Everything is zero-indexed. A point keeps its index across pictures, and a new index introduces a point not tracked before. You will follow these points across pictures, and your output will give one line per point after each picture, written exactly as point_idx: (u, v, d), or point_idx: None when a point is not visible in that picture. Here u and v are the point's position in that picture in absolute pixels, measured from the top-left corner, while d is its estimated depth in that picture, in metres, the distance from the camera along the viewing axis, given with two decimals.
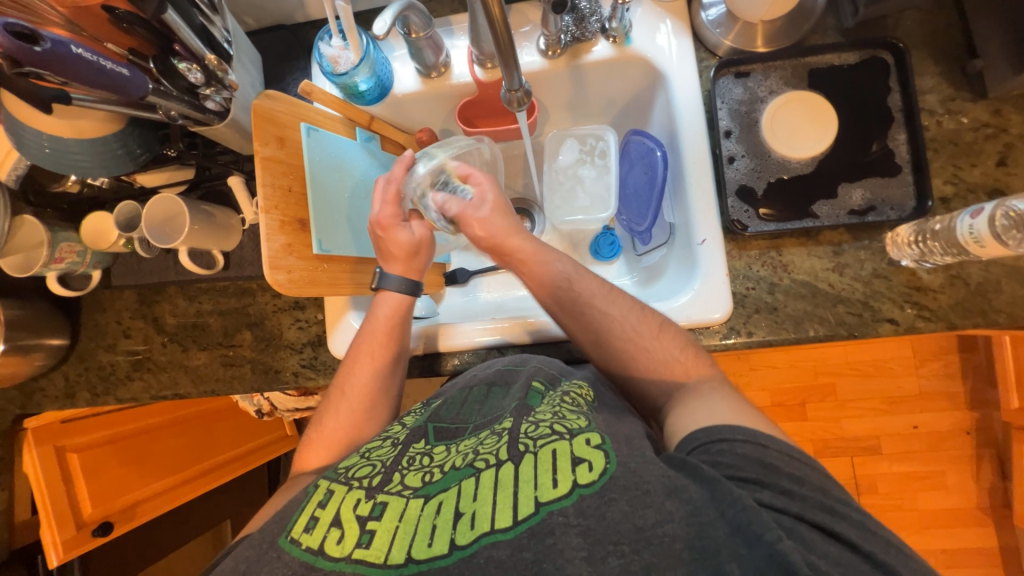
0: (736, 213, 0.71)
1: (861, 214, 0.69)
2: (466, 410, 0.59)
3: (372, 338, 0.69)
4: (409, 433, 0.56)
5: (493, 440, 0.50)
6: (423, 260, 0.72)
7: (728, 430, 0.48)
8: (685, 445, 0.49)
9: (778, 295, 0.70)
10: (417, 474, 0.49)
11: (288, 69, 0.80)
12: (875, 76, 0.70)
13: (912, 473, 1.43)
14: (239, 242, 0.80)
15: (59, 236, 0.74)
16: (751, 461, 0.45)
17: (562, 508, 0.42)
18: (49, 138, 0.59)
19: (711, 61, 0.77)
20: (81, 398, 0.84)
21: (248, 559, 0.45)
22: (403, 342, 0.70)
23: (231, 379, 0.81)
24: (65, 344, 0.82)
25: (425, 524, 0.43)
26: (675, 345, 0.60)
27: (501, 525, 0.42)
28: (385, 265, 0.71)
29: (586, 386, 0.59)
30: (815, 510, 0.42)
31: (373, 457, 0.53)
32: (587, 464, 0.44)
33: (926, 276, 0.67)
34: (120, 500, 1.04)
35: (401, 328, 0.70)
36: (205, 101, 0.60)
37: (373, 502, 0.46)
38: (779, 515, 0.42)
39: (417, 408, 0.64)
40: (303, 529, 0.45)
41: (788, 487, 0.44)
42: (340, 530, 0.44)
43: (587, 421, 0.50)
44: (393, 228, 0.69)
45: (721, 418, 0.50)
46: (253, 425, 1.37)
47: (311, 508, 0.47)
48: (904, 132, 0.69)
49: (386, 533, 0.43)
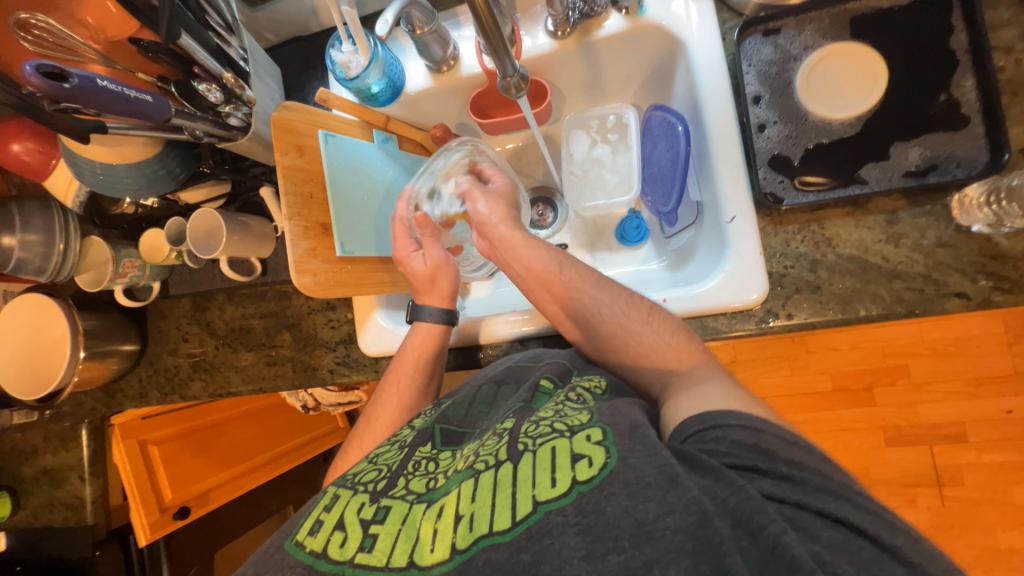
0: (769, 184, 0.65)
1: (920, 175, 0.61)
2: (472, 412, 0.61)
3: (400, 372, 0.71)
4: (416, 435, 0.58)
5: (494, 441, 0.50)
6: (444, 283, 0.76)
7: (723, 415, 0.46)
8: (678, 434, 0.47)
9: (821, 273, 0.64)
10: (422, 480, 0.50)
11: (307, 79, 0.83)
12: (934, 15, 0.61)
13: (1005, 464, 1.27)
14: (274, 248, 0.85)
15: (121, 252, 0.82)
16: (749, 447, 0.42)
17: (561, 507, 0.41)
18: (100, 165, 0.65)
19: (736, 20, 0.71)
20: (152, 397, 0.93)
21: (257, 561, 0.47)
22: (434, 369, 0.72)
23: (275, 377, 0.87)
24: (136, 349, 0.91)
25: (426, 529, 0.44)
26: (662, 333, 0.60)
27: (500, 527, 0.41)
28: (421, 299, 0.76)
29: (597, 378, 0.59)
30: (819, 494, 0.39)
31: (380, 461, 0.55)
32: (586, 459, 0.43)
33: (1004, 241, 0.59)
34: (194, 486, 1.15)
35: (431, 362, 0.72)
36: (227, 118, 0.64)
37: (376, 506, 0.48)
38: (793, 511, 0.39)
39: (428, 410, 0.65)
40: (307, 532, 0.47)
41: (786, 471, 0.41)
42: (343, 533, 0.46)
43: (589, 415, 0.49)
44: (409, 260, 0.77)
45: (721, 403, 0.48)
46: (304, 419, 1.48)
47: (317, 512, 0.49)
48: (972, 77, 0.60)
49: (389, 535, 0.44)
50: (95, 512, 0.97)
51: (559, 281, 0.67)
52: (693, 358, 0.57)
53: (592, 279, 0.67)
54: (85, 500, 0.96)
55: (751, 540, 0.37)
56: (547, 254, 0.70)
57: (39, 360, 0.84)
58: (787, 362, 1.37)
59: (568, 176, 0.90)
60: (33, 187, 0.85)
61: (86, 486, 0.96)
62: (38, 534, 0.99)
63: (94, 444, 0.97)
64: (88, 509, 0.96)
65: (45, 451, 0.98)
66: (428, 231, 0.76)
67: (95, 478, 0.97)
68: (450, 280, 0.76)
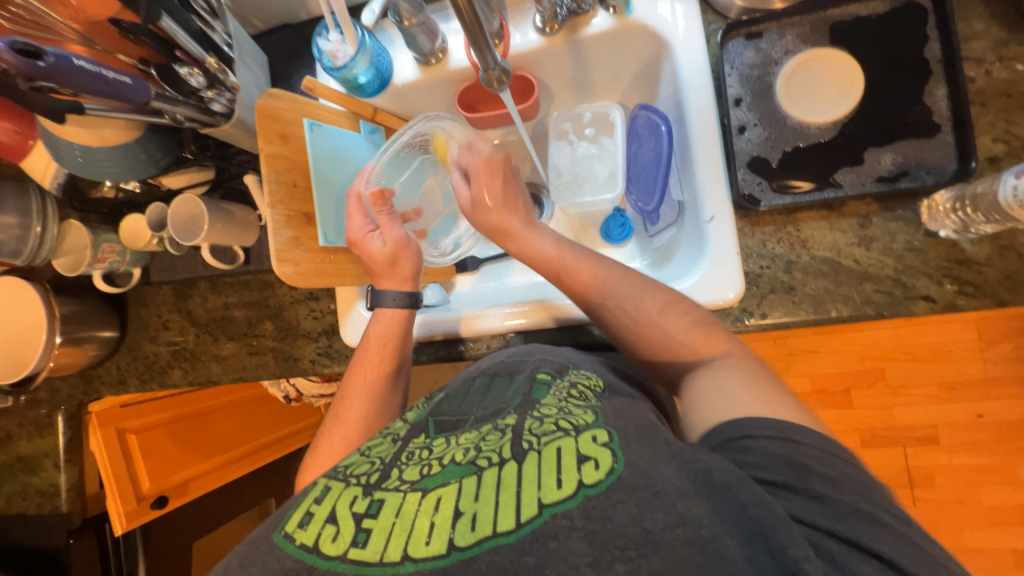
0: (747, 185, 0.66)
1: (892, 180, 0.62)
2: (468, 402, 0.58)
3: (366, 362, 0.71)
4: (409, 428, 0.56)
5: (496, 437, 0.49)
6: (406, 266, 0.74)
7: (754, 424, 0.45)
8: (712, 438, 0.47)
9: (795, 274, 0.65)
10: (416, 469, 0.48)
11: (295, 67, 0.83)
12: (909, 25, 0.63)
13: (974, 466, 1.31)
14: (259, 237, 0.84)
15: (101, 237, 0.81)
16: (779, 460, 0.42)
17: (567, 511, 0.39)
18: (79, 148, 0.65)
19: (719, 23, 0.72)
20: (131, 384, 0.92)
21: (241, 556, 0.45)
22: (398, 358, 0.72)
23: (257, 367, 0.86)
24: (115, 336, 0.90)
25: (423, 522, 0.42)
26: (682, 327, 0.59)
27: (504, 529, 0.40)
28: (379, 283, 0.74)
29: (595, 377, 0.58)
30: (855, 521, 0.38)
31: (373, 454, 0.53)
32: (593, 461, 0.42)
33: (970, 247, 0.61)
34: (173, 477, 1.13)
35: (396, 351, 0.72)
36: (211, 104, 0.63)
37: (369, 498, 0.46)
38: (818, 536, 0.38)
39: (420, 403, 0.63)
40: (297, 524, 0.45)
41: (820, 491, 0.40)
42: (335, 527, 0.44)
43: (595, 415, 0.48)
44: (365, 241, 0.73)
45: (741, 409, 0.47)
46: (287, 411, 1.48)
47: (307, 503, 0.47)
48: (943, 86, 0.61)
49: (383, 530, 0.42)
50: (70, 500, 0.96)
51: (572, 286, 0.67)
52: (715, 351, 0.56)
53: (613, 273, 0.65)
54: (58, 488, 0.95)
55: (770, 557, 0.36)
56: (550, 247, 0.70)
57: (15, 344, 0.83)
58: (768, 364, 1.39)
59: (554, 183, 0.92)
60: (10, 168, 0.83)
61: (60, 473, 0.95)
62: (13, 523, 0.97)
63: (71, 433, 0.97)
64: (62, 496, 0.95)
65: (20, 438, 0.97)
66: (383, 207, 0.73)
67: (71, 465, 0.96)
68: (413, 264, 0.75)
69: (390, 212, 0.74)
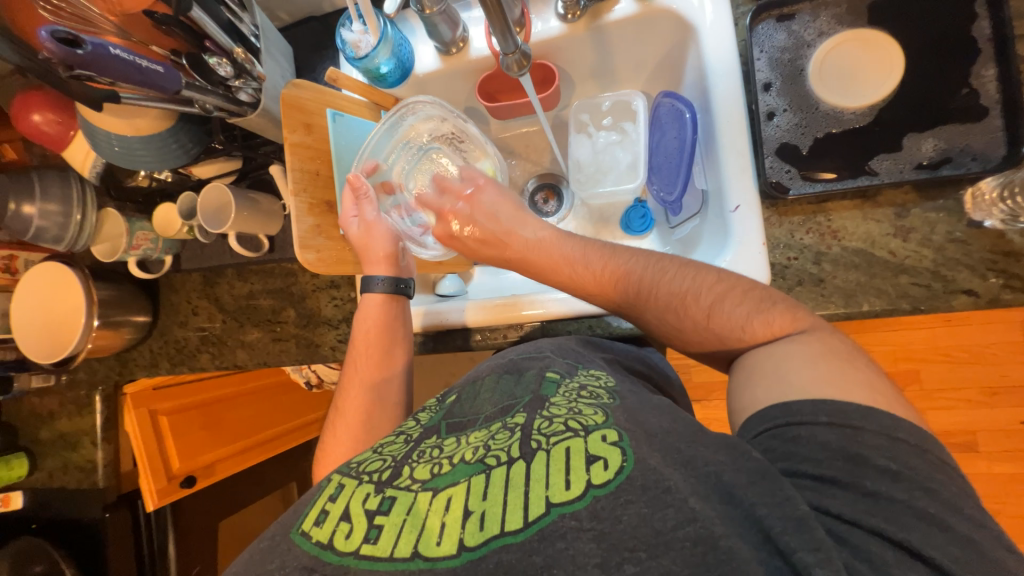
0: (775, 174, 0.64)
1: (933, 168, 0.59)
2: (480, 402, 0.58)
3: (358, 353, 0.72)
4: (422, 430, 0.56)
5: (505, 436, 0.48)
6: (380, 248, 0.72)
7: (811, 409, 0.43)
8: (752, 428, 0.46)
9: (824, 266, 0.63)
10: (426, 467, 0.48)
11: (319, 58, 0.84)
12: (957, 2, 0.59)
13: (1016, 475, 1.25)
14: (283, 226, 0.86)
15: (135, 225, 0.84)
16: (836, 452, 0.41)
17: (574, 512, 0.39)
18: (116, 138, 0.67)
19: (749, 5, 0.69)
20: (163, 367, 0.96)
21: (263, 550, 0.45)
22: (386, 344, 0.73)
23: (279, 352, 0.89)
24: (148, 320, 0.94)
25: (433, 521, 0.42)
26: (738, 320, 0.52)
27: (511, 527, 0.40)
28: (366, 268, 0.74)
29: (603, 376, 0.56)
30: (906, 520, 0.38)
31: (385, 452, 0.53)
32: (603, 461, 0.41)
33: (1017, 239, 0.57)
34: (200, 457, 1.18)
35: (382, 338, 0.72)
36: (238, 93, 0.65)
37: (381, 496, 0.46)
38: (831, 521, 0.39)
39: (432, 403, 0.63)
40: (313, 522, 0.45)
41: (853, 480, 0.40)
42: (349, 524, 0.44)
43: (606, 417, 0.47)
44: (349, 222, 0.73)
45: (796, 391, 0.45)
46: (308, 399, 1.52)
47: (322, 502, 0.47)
48: (993, 67, 0.58)
49: (394, 527, 0.43)
50: (106, 475, 1.01)
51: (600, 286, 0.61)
52: (784, 331, 0.50)
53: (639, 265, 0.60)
54: (96, 464, 1.00)
55: (782, 560, 0.36)
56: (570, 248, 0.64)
57: (57, 326, 0.88)
58: None
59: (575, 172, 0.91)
60: (53, 158, 0.88)
61: (98, 450, 1.01)
62: (55, 497, 1.03)
63: (107, 411, 1.01)
64: (99, 472, 1.00)
65: (62, 416, 1.02)
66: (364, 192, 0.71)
67: (108, 443, 1.01)
68: (386, 245, 0.73)
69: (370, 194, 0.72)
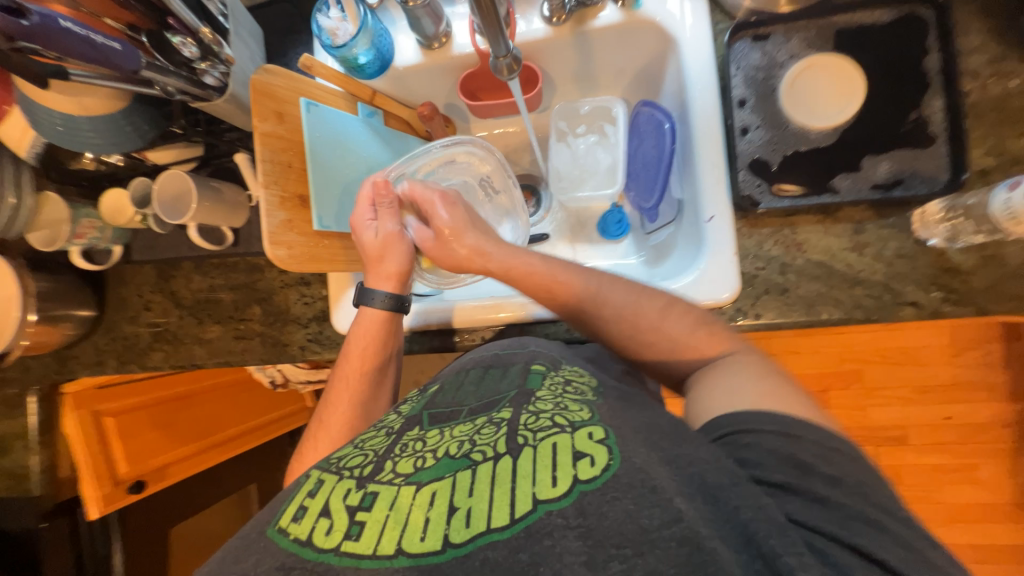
0: (747, 187, 0.67)
1: (886, 188, 0.64)
2: (462, 394, 0.56)
3: (350, 365, 0.69)
4: (403, 422, 0.54)
5: (491, 431, 0.47)
6: (393, 263, 0.72)
7: (756, 419, 0.46)
8: (711, 431, 0.48)
9: (789, 276, 0.66)
10: (410, 460, 0.47)
11: (291, 43, 0.80)
12: (912, 35, 0.64)
13: (940, 466, 1.38)
14: (248, 218, 0.82)
15: (80, 211, 0.77)
16: (785, 460, 0.43)
17: (561, 509, 0.39)
18: (61, 118, 0.61)
19: (727, 23, 0.72)
20: (109, 365, 0.89)
21: (236, 549, 0.44)
22: (380, 358, 0.70)
23: (243, 351, 0.84)
24: (93, 315, 0.87)
25: (416, 516, 0.41)
26: (686, 327, 0.59)
27: (497, 524, 0.39)
28: (369, 281, 0.72)
29: (588, 373, 0.56)
30: (853, 524, 0.39)
31: (366, 446, 0.51)
32: (589, 458, 0.42)
33: (957, 256, 0.62)
34: (152, 461, 1.11)
35: (378, 353, 0.70)
36: (203, 76, 0.61)
37: (363, 491, 0.44)
38: (809, 534, 0.39)
39: (414, 395, 0.62)
40: (291, 518, 0.44)
41: (823, 493, 0.41)
42: (329, 520, 0.42)
43: (592, 413, 0.47)
44: (362, 229, 0.72)
45: (746, 404, 0.49)
46: (269, 397, 1.43)
47: (300, 497, 0.46)
48: (941, 97, 0.63)
49: (376, 523, 0.41)
50: (43, 484, 0.92)
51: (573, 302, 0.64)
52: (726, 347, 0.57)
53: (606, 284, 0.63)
54: (30, 471, 0.91)
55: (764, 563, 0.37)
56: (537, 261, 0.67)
57: None
58: None
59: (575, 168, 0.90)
60: None
61: (31, 455, 0.91)
62: None
63: (43, 415, 0.92)
64: (34, 480, 0.91)
65: None
66: (387, 199, 0.72)
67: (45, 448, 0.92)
68: (399, 261, 0.72)
69: (393, 203, 0.73)
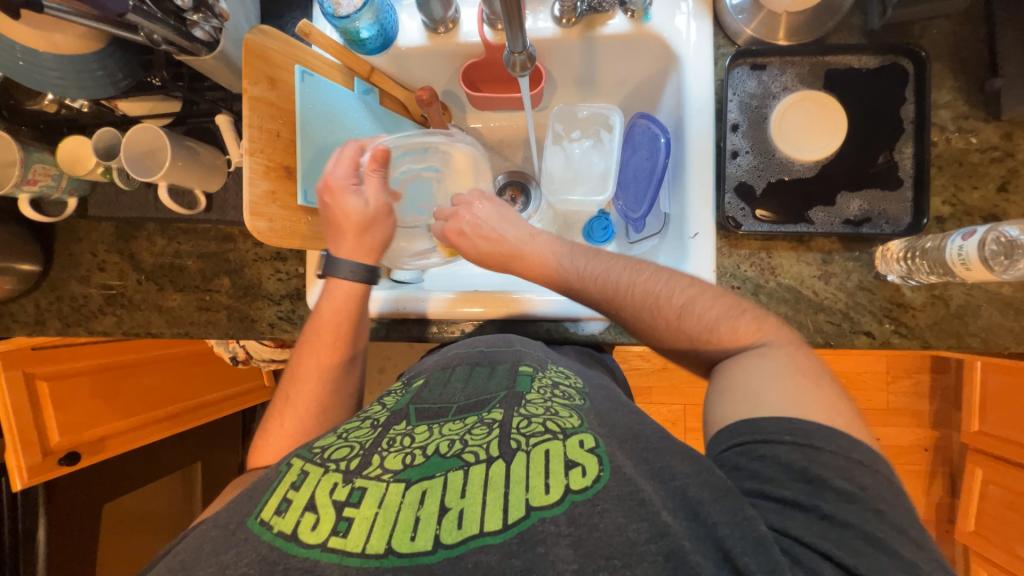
0: (732, 209, 0.70)
1: (856, 224, 0.68)
2: (449, 391, 0.56)
3: (319, 345, 0.68)
4: (389, 415, 0.53)
5: (482, 432, 0.48)
6: (375, 236, 0.72)
7: (776, 430, 0.46)
8: (723, 440, 0.49)
9: (761, 297, 0.70)
10: (398, 456, 0.46)
11: (288, 6, 0.76)
12: (892, 84, 0.69)
13: None
14: (224, 184, 0.77)
15: (33, 156, 0.70)
16: (795, 475, 0.44)
17: (554, 516, 0.40)
18: (21, 49, 0.55)
19: (728, 48, 0.74)
20: (51, 326, 0.82)
21: (213, 539, 0.42)
22: (353, 339, 0.70)
23: (206, 324, 0.80)
24: (36, 271, 0.79)
25: (407, 514, 0.41)
26: (705, 324, 0.57)
27: (491, 528, 0.39)
28: (335, 247, 0.70)
29: (574, 376, 0.58)
30: (855, 545, 0.40)
31: (351, 437, 0.49)
32: (580, 468, 0.43)
33: (909, 293, 0.68)
34: (88, 431, 1.03)
35: (349, 335, 0.69)
36: (192, 28, 0.57)
37: (350, 486, 0.43)
38: (790, 543, 0.41)
39: (397, 387, 0.61)
40: (273, 511, 0.42)
41: (829, 511, 0.42)
42: (314, 515, 0.41)
43: (581, 420, 0.49)
44: (342, 194, 0.68)
45: (767, 409, 0.48)
46: (228, 372, 1.38)
47: (282, 488, 0.44)
48: (911, 146, 0.68)
49: (365, 521, 0.41)
50: None
51: (594, 296, 0.64)
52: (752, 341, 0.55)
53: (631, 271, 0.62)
54: None
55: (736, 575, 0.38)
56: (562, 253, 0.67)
57: None
58: None
59: (569, 169, 0.90)
60: None
61: None
62: None
63: None
64: None
65: None
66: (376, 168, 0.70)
67: None
68: (379, 235, 0.72)
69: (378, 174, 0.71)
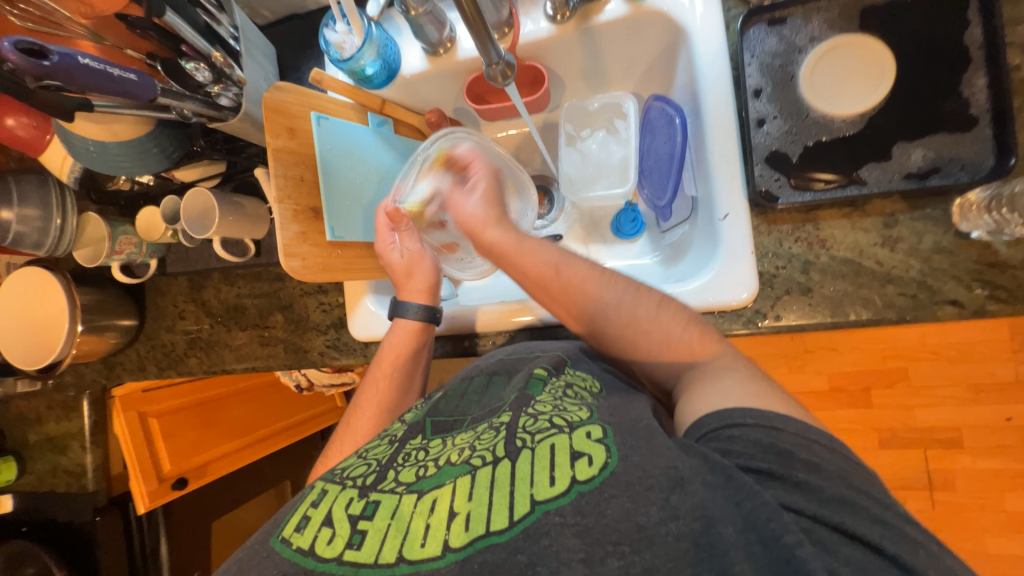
0: (765, 182, 0.63)
1: (921, 177, 0.59)
2: (465, 403, 0.59)
3: (382, 368, 0.70)
4: (406, 430, 0.55)
5: (490, 436, 0.48)
6: (422, 278, 0.75)
7: (739, 414, 0.44)
8: (694, 430, 0.46)
9: (813, 275, 0.63)
10: (412, 470, 0.47)
11: (303, 58, 0.82)
12: (949, 8, 0.58)
13: (999, 471, 1.27)
14: (269, 230, 0.85)
15: (118, 229, 0.82)
16: (763, 448, 0.42)
17: (560, 507, 0.39)
18: (93, 142, 0.66)
19: (740, 8, 0.68)
20: (150, 371, 0.95)
21: (242, 559, 0.45)
22: (415, 364, 0.71)
23: (268, 357, 0.88)
24: (134, 324, 0.93)
25: (417, 523, 0.41)
26: (677, 323, 0.57)
27: (496, 527, 0.39)
28: (401, 296, 0.75)
29: (591, 379, 0.57)
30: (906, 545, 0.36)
31: (370, 455, 0.52)
32: (587, 457, 0.41)
33: (1004, 249, 0.57)
34: (189, 460, 1.17)
35: (410, 361, 0.71)
36: (217, 98, 0.64)
37: (365, 500, 0.45)
38: (809, 524, 0.37)
39: (418, 403, 0.63)
40: (294, 528, 0.45)
41: (877, 512, 0.38)
42: (331, 529, 0.43)
43: (590, 413, 0.47)
44: (388, 253, 0.76)
45: (733, 399, 0.46)
46: (303, 398, 1.52)
47: (304, 507, 0.47)
48: (983, 75, 0.57)
49: (378, 532, 0.42)
50: (96, 479, 1.00)
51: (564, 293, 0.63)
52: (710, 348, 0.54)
53: (600, 280, 0.61)
54: (85, 468, 1.00)
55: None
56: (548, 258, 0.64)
57: (40, 331, 0.86)
58: (783, 360, 1.35)
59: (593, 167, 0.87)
60: (31, 161, 0.86)
61: (87, 454, 1.00)
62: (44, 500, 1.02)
63: (95, 416, 1.00)
64: (89, 476, 1.00)
65: (49, 419, 1.01)
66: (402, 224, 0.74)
67: (96, 446, 1.00)
68: (427, 277, 0.75)
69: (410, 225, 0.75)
